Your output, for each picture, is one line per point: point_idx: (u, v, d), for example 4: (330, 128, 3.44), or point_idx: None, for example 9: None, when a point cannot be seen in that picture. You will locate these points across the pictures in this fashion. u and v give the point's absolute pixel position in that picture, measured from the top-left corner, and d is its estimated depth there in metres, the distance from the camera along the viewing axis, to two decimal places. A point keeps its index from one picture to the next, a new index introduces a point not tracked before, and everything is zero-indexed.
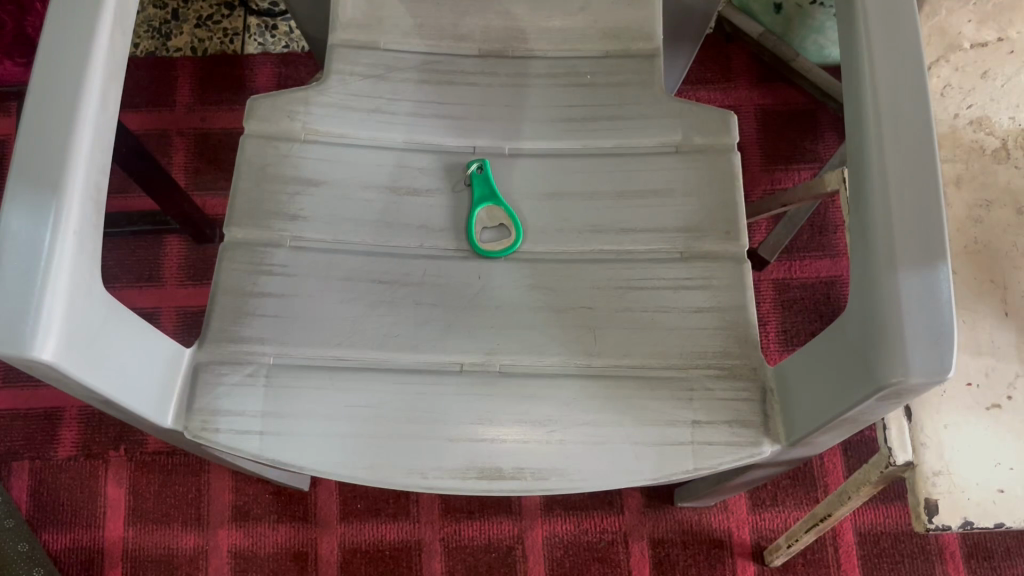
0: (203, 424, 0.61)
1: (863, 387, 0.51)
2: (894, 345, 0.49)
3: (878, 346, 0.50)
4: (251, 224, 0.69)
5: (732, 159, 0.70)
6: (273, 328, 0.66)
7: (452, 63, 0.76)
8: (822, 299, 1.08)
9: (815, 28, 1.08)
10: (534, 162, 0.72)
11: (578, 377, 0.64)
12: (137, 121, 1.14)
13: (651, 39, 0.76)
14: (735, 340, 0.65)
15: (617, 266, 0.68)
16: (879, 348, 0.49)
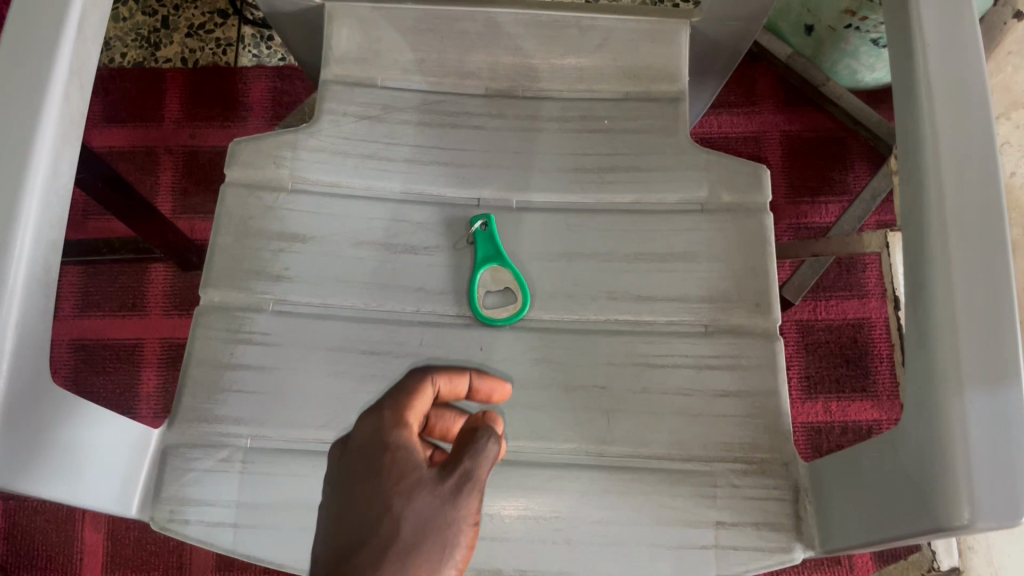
0: (171, 514, 0.57)
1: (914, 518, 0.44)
2: (956, 478, 0.42)
3: (935, 478, 0.43)
4: (229, 285, 0.62)
5: (765, 221, 0.63)
6: (253, 406, 0.60)
7: (456, 103, 0.68)
8: (849, 342, 1.00)
9: (847, 52, 0.98)
10: (545, 217, 0.65)
11: (587, 469, 0.58)
12: (123, 137, 1.07)
13: (675, 81, 0.69)
14: (765, 431, 0.59)
15: (635, 340, 0.61)
16: (938, 479, 0.43)
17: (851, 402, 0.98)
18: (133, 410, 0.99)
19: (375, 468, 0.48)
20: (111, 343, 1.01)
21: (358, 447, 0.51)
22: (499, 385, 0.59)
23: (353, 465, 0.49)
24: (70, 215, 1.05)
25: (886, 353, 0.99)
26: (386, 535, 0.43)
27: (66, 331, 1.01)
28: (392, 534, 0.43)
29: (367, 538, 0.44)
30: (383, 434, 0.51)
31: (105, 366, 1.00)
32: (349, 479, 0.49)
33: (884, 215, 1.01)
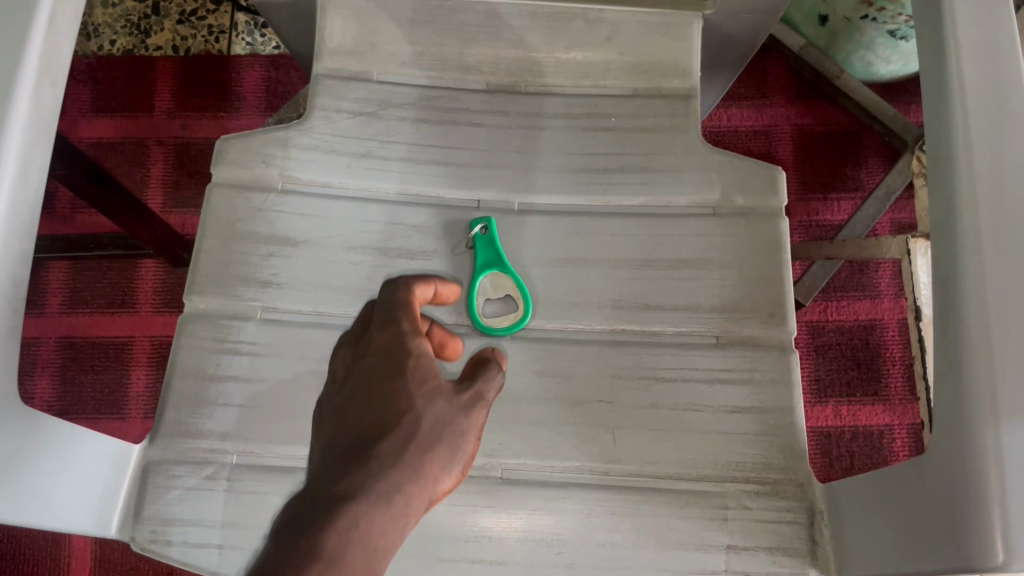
0: (153, 534, 0.54)
1: (941, 554, 0.41)
2: (990, 516, 0.39)
3: (969, 515, 0.40)
4: (215, 291, 0.59)
5: (780, 226, 0.60)
6: (241, 421, 0.57)
7: (455, 99, 0.65)
8: (860, 345, 0.97)
9: (863, 44, 0.94)
10: (549, 220, 0.61)
11: (591, 489, 0.55)
12: (111, 128, 1.04)
13: (686, 77, 0.66)
14: (779, 450, 0.56)
15: (642, 351, 0.58)
16: (969, 514, 0.40)
17: (862, 406, 0.95)
18: (122, 410, 0.96)
19: (391, 366, 0.49)
20: (100, 342, 0.98)
21: (367, 346, 0.52)
22: (449, 286, 0.57)
23: (363, 362, 0.51)
24: (58, 209, 1.02)
25: (898, 355, 0.96)
26: (405, 432, 0.46)
27: (53, 328, 0.98)
28: (411, 429, 0.46)
29: (387, 430, 0.46)
30: (395, 332, 0.52)
31: (94, 365, 0.97)
32: (359, 376, 0.50)
33: (899, 213, 0.98)
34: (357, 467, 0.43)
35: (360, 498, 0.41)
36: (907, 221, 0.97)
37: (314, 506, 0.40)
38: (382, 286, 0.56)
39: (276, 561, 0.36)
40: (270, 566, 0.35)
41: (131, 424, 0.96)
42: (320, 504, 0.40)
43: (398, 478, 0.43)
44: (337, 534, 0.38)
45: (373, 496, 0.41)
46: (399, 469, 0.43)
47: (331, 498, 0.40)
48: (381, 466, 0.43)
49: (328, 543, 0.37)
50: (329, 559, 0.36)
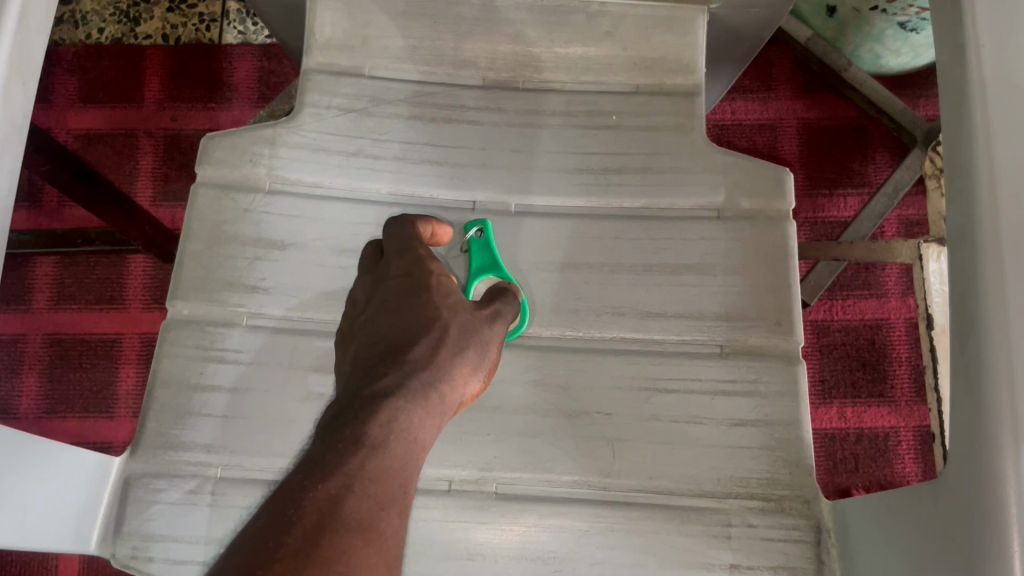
0: (134, 551, 0.52)
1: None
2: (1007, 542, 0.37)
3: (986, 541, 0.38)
4: (199, 297, 0.57)
5: (787, 230, 0.58)
6: (225, 432, 0.55)
7: (450, 96, 0.62)
8: (866, 345, 0.95)
9: (872, 36, 0.92)
10: (547, 223, 0.59)
11: (590, 505, 0.53)
12: (100, 119, 1.02)
13: (691, 73, 0.63)
14: (786, 465, 0.53)
15: (643, 361, 0.56)
16: (985, 536, 0.38)
17: (867, 408, 0.93)
18: (112, 409, 0.94)
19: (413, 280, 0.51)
20: (88, 338, 0.96)
21: (385, 260, 0.53)
22: (440, 228, 0.55)
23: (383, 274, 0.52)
24: (44, 203, 0.99)
25: (905, 356, 0.94)
26: (433, 339, 0.48)
27: (41, 325, 0.96)
28: (439, 336, 0.48)
29: (416, 337, 0.48)
30: (414, 247, 0.53)
31: (82, 363, 0.95)
32: (381, 287, 0.51)
33: (907, 210, 0.95)
34: (391, 371, 0.45)
35: (397, 395, 0.43)
36: (914, 218, 0.95)
37: (355, 403, 0.43)
38: (389, 222, 0.55)
39: (323, 452, 0.39)
40: (319, 456, 0.39)
41: (120, 423, 0.94)
42: (360, 402, 0.43)
43: (430, 380, 0.45)
44: (380, 427, 0.41)
45: (408, 394, 0.44)
46: (430, 371, 0.46)
47: (370, 396, 0.43)
48: (414, 368, 0.46)
49: (372, 434, 0.40)
50: (374, 449, 0.40)
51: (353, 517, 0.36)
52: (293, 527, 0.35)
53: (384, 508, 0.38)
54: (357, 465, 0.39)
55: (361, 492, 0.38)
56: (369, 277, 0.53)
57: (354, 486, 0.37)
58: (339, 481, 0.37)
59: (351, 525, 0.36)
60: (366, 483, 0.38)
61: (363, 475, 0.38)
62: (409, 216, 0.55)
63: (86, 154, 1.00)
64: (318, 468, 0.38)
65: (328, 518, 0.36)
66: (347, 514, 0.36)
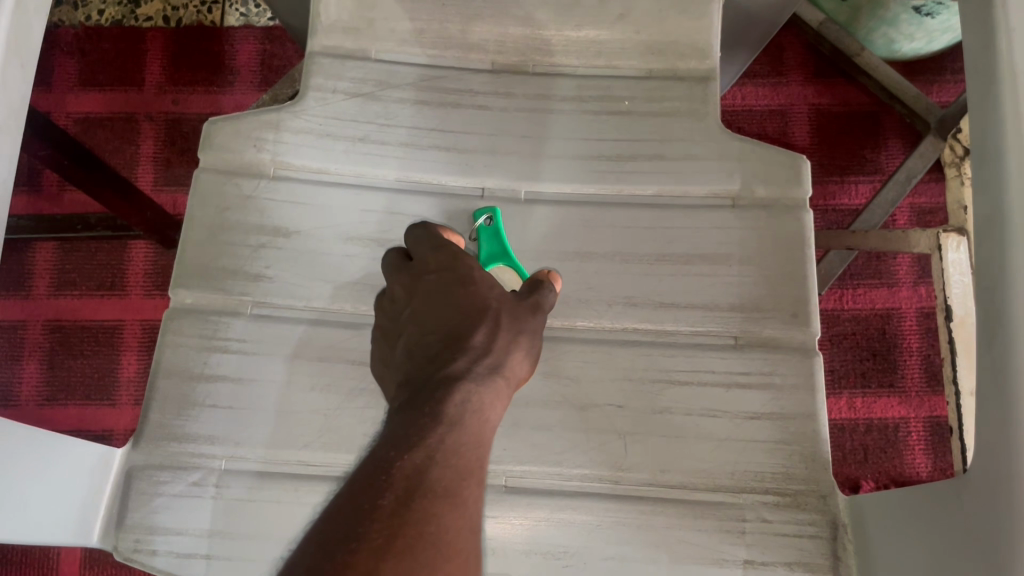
0: (136, 544, 0.51)
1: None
2: None
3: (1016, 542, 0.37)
4: (202, 285, 0.56)
5: (803, 218, 0.56)
6: (229, 424, 0.54)
7: (458, 80, 0.61)
8: (876, 335, 0.94)
9: (886, 20, 0.90)
10: (557, 211, 0.58)
11: (601, 499, 0.52)
12: (100, 102, 1.00)
13: (705, 58, 0.61)
14: (801, 460, 0.52)
15: (656, 353, 0.55)
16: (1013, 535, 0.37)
17: (877, 398, 0.92)
18: (113, 396, 0.93)
19: (458, 268, 0.49)
20: (89, 325, 0.95)
21: (424, 254, 0.52)
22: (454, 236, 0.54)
23: (425, 267, 0.51)
24: (44, 188, 0.98)
25: (916, 346, 0.93)
26: (489, 321, 0.46)
27: (41, 312, 0.95)
28: (495, 317, 0.47)
29: (472, 320, 0.46)
30: (448, 243, 0.52)
31: (83, 350, 0.94)
32: (424, 279, 0.50)
33: (919, 198, 0.94)
34: (454, 356, 0.44)
35: (468, 379, 0.43)
36: (927, 206, 0.94)
37: (427, 389, 0.42)
38: (409, 231, 0.54)
39: (404, 428, 0.39)
40: (398, 434, 0.39)
41: (122, 410, 0.93)
42: (432, 388, 0.42)
43: (495, 363, 0.45)
44: (454, 406, 0.41)
45: (478, 378, 0.43)
46: (494, 354, 0.45)
47: (439, 383, 0.43)
48: (477, 352, 0.45)
49: (448, 413, 0.40)
50: (451, 426, 0.40)
51: (439, 484, 0.37)
52: (386, 490, 0.35)
53: (465, 479, 0.38)
54: (438, 440, 0.39)
55: (444, 463, 0.38)
56: (411, 270, 0.51)
57: (436, 457, 0.38)
58: (422, 452, 0.38)
59: (437, 490, 0.36)
60: (448, 457, 0.38)
61: (445, 450, 0.39)
62: (430, 223, 0.54)
63: (86, 138, 0.99)
64: (400, 442, 0.38)
65: (416, 486, 0.36)
66: (434, 481, 0.37)
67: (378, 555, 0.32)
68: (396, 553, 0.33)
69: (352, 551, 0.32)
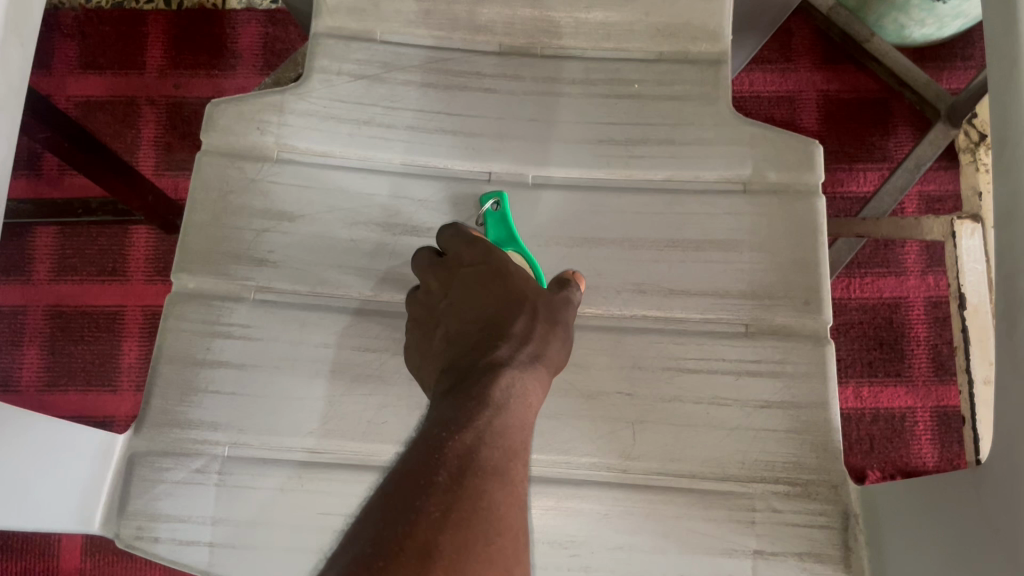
0: (139, 531, 0.51)
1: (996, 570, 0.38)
2: None
3: None
4: (205, 270, 0.55)
5: (816, 205, 0.55)
6: (233, 411, 0.53)
7: (465, 62, 0.60)
8: (884, 324, 0.93)
9: (897, 5, 0.89)
10: (566, 196, 0.57)
11: (609, 488, 0.52)
12: (101, 85, 0.99)
13: (717, 40, 0.60)
14: (813, 449, 0.52)
15: (666, 340, 0.54)
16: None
17: (884, 388, 0.91)
18: (114, 382, 0.92)
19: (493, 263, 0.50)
20: (90, 311, 0.94)
21: (457, 249, 0.52)
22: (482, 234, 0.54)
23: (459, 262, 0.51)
24: (45, 171, 0.97)
25: (923, 335, 0.92)
26: (528, 311, 0.48)
27: (42, 297, 0.94)
28: (534, 306, 0.48)
29: (512, 311, 0.48)
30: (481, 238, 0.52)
31: (84, 335, 0.94)
32: (460, 274, 0.51)
33: (929, 185, 0.93)
34: (497, 346, 0.46)
35: (511, 366, 0.44)
36: (936, 194, 0.93)
37: (472, 376, 0.44)
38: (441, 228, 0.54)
39: (452, 411, 0.41)
40: (450, 416, 0.41)
41: (123, 397, 0.92)
42: (476, 375, 0.44)
43: (537, 350, 0.46)
44: (501, 390, 0.42)
45: (521, 365, 0.44)
46: (535, 343, 0.46)
47: (482, 369, 0.44)
48: (519, 341, 0.46)
49: (494, 396, 0.42)
50: (498, 410, 0.41)
51: (487, 462, 0.39)
52: (439, 468, 0.38)
53: (512, 459, 0.40)
54: (486, 422, 0.40)
55: (492, 444, 0.40)
56: (446, 265, 0.52)
57: (486, 438, 0.40)
58: (472, 431, 0.40)
59: (486, 468, 0.38)
60: (496, 438, 0.40)
61: (493, 431, 0.40)
62: (460, 223, 0.54)
63: (87, 121, 0.98)
64: (452, 422, 0.40)
65: (468, 464, 0.38)
66: (482, 460, 0.39)
67: (433, 528, 0.35)
68: (452, 526, 0.35)
69: (410, 525, 0.35)
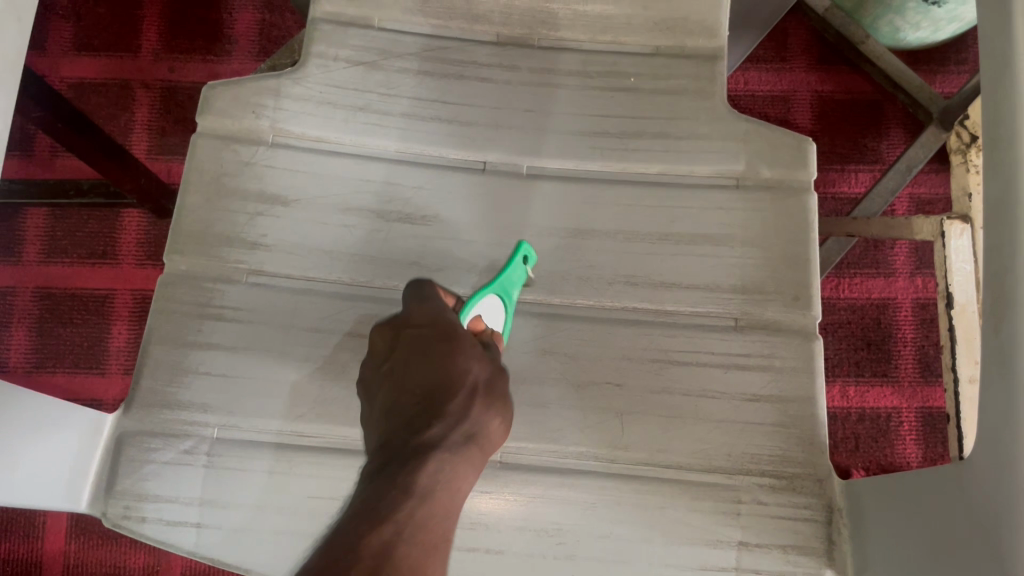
0: (126, 510, 0.51)
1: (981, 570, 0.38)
2: None
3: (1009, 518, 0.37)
4: (198, 252, 0.55)
5: (808, 202, 0.56)
6: (222, 393, 0.53)
7: (462, 51, 0.60)
8: (871, 324, 0.93)
9: (892, 8, 0.89)
10: (561, 187, 0.57)
11: (597, 477, 0.52)
12: (95, 67, 0.99)
13: (713, 36, 0.60)
14: (800, 444, 0.52)
15: (654, 331, 0.54)
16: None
17: (870, 387, 0.92)
18: (102, 365, 0.92)
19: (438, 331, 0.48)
20: (79, 293, 0.94)
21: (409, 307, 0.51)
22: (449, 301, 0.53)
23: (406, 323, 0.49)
24: (37, 153, 0.96)
25: (911, 336, 0.93)
26: (468, 386, 0.45)
27: (32, 278, 0.94)
28: (472, 385, 0.45)
29: (451, 383, 0.45)
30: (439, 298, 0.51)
31: (73, 318, 0.93)
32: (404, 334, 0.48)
33: (919, 188, 0.94)
34: (431, 421, 0.43)
35: (442, 449, 0.41)
36: (926, 197, 0.93)
37: (401, 456, 0.41)
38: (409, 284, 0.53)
39: (376, 497, 0.38)
40: (370, 504, 0.37)
41: (112, 379, 0.92)
42: (406, 453, 0.41)
43: (469, 430, 0.43)
44: (427, 477, 0.39)
45: (452, 447, 0.42)
46: (469, 423, 0.44)
47: (413, 450, 0.41)
48: (454, 418, 0.43)
49: (420, 482, 0.39)
50: (421, 497, 0.38)
51: (406, 561, 0.35)
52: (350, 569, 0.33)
53: (431, 554, 0.36)
54: (406, 515, 0.37)
55: (412, 539, 0.36)
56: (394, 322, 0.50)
57: (406, 531, 0.36)
58: (393, 524, 0.36)
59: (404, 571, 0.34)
60: (416, 531, 0.36)
61: (413, 523, 0.37)
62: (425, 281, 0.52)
63: (80, 102, 0.97)
64: (372, 513, 0.37)
65: (384, 563, 0.34)
66: (400, 560, 0.34)
67: None
68: None
69: None
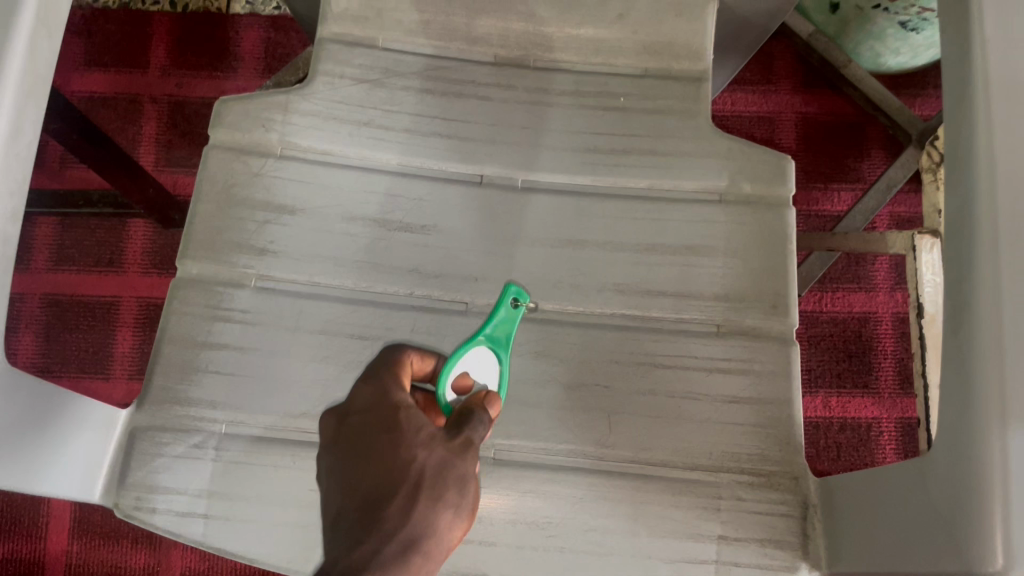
0: (137, 501, 0.53)
1: (934, 559, 0.41)
2: (988, 507, 0.39)
3: (961, 507, 0.40)
4: (209, 257, 0.58)
5: (786, 216, 0.59)
6: (230, 391, 0.56)
7: (461, 71, 0.63)
8: (853, 336, 0.97)
9: (873, 34, 0.93)
10: (553, 200, 0.60)
11: (584, 474, 0.55)
12: (105, 83, 1.02)
13: (699, 59, 0.64)
14: (777, 443, 0.55)
15: (640, 335, 0.57)
16: (975, 516, 0.39)
17: (852, 398, 0.95)
18: (107, 370, 0.95)
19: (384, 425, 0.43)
20: (85, 300, 0.97)
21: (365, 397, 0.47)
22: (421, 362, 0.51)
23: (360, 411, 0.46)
24: (47, 163, 0.99)
25: (891, 350, 0.96)
26: (410, 478, 0.39)
27: (39, 285, 0.97)
28: (413, 482, 0.39)
29: (393, 480, 0.40)
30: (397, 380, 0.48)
31: (79, 324, 0.96)
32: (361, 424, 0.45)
33: (899, 207, 0.97)
34: (366, 534, 0.38)
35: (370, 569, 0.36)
36: (906, 215, 0.97)
37: None
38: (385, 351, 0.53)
39: None
40: None
41: (116, 384, 0.94)
42: None
43: (410, 535, 0.38)
44: None
45: (383, 563, 0.36)
46: (410, 527, 0.38)
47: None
48: (390, 528, 0.38)
49: None
50: None
51: None
52: None
53: None
54: None
55: None
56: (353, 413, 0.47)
57: None
58: None
59: None
60: None
61: None
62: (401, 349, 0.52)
63: (90, 116, 1.01)
64: None
65: None
66: None
67: None
68: None
69: None
